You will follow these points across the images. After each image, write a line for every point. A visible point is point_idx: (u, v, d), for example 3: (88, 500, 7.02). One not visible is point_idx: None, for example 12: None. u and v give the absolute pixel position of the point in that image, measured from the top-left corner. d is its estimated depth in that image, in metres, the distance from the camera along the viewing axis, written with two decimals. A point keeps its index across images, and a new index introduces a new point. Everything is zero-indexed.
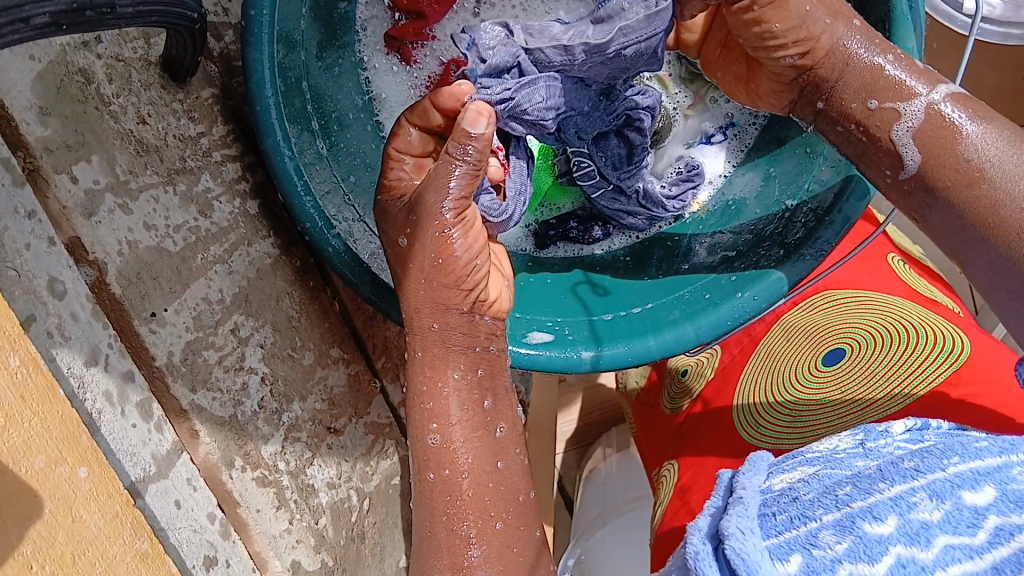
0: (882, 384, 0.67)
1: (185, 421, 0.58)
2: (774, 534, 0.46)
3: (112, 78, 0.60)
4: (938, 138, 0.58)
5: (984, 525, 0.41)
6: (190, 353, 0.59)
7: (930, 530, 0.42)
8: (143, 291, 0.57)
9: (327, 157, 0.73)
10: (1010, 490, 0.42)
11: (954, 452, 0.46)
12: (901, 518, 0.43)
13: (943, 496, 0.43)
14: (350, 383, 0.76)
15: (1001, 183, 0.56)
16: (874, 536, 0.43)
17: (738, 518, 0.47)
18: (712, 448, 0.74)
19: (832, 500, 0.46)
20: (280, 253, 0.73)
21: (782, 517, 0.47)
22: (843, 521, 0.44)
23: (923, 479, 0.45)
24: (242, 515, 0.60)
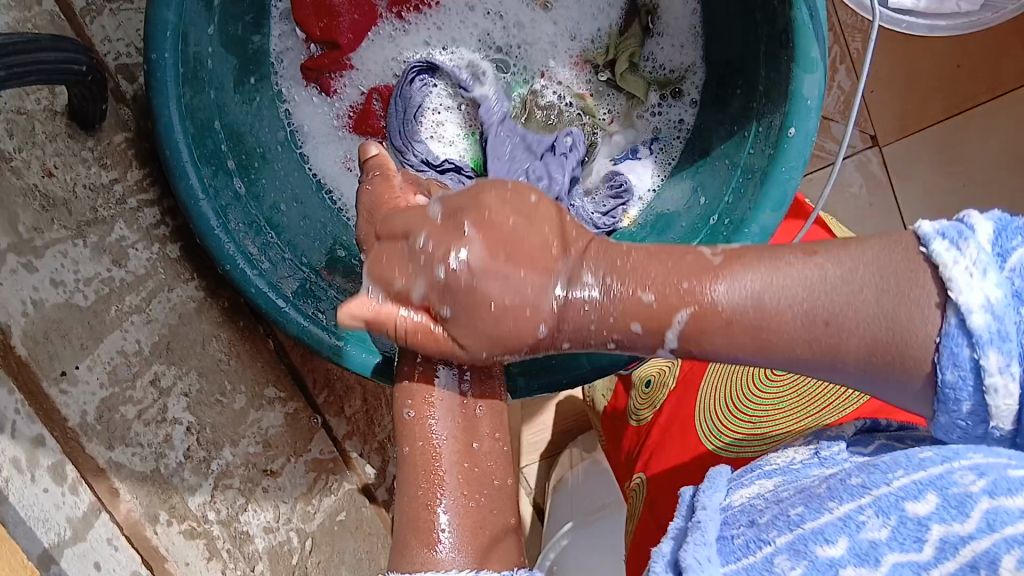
0: (837, 384, 0.66)
1: (104, 479, 0.56)
2: (733, 560, 0.46)
3: (12, 133, 0.59)
4: (687, 331, 0.43)
5: (928, 538, 0.39)
6: (106, 410, 0.58)
7: (878, 549, 0.40)
8: (52, 351, 0.56)
9: (246, 197, 0.71)
10: (951, 494, 0.39)
11: (898, 462, 0.44)
12: (850, 539, 0.41)
13: (888, 512, 0.41)
14: (287, 422, 0.75)
15: (783, 326, 0.41)
16: (825, 560, 0.42)
17: (694, 549, 0.47)
18: (676, 462, 0.72)
19: (785, 521, 0.45)
20: (205, 295, 0.72)
21: (739, 541, 0.47)
22: (796, 543, 0.43)
23: (871, 494, 0.43)
24: (171, 569, 0.60)
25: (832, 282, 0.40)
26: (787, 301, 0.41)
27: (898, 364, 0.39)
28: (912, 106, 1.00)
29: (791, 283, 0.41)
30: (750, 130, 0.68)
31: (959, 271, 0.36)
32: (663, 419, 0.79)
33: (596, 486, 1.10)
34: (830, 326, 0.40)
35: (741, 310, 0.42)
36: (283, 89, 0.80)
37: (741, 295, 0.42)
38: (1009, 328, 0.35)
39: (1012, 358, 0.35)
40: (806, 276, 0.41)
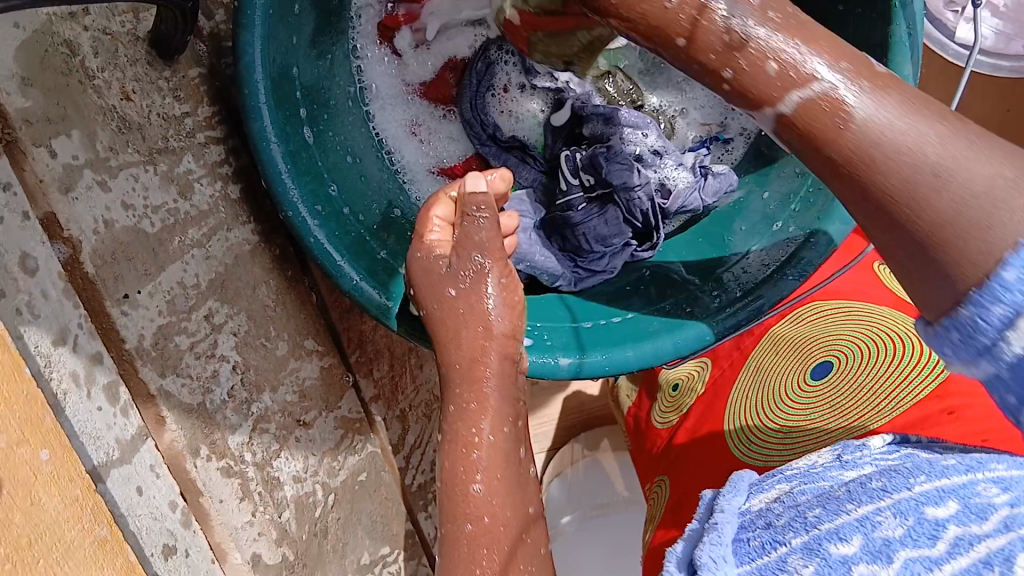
0: (870, 398, 0.66)
1: (152, 406, 0.57)
2: (748, 560, 0.50)
3: (98, 52, 0.59)
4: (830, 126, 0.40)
5: (944, 535, 0.43)
6: (161, 337, 0.58)
7: (894, 548, 0.44)
8: (118, 273, 0.56)
9: (313, 146, 0.71)
10: (970, 503, 0.44)
11: (920, 467, 0.48)
12: (866, 537, 0.45)
13: (907, 513, 0.45)
14: (322, 376, 0.75)
15: (880, 151, 0.39)
16: (839, 557, 0.45)
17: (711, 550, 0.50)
18: (700, 464, 0.73)
19: (802, 521, 0.49)
20: (259, 240, 0.72)
21: (754, 543, 0.50)
22: (810, 543, 0.47)
23: (890, 497, 0.46)
24: (205, 505, 0.59)
25: (961, 145, 0.38)
26: (927, 124, 0.39)
27: (990, 204, 0.37)
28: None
29: (933, 123, 0.39)
30: None
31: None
32: (688, 424, 0.79)
33: (600, 484, 1.10)
34: (942, 180, 0.38)
35: (882, 139, 0.39)
36: (357, 43, 0.79)
37: (884, 125, 0.39)
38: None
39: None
40: (944, 114, 0.40)
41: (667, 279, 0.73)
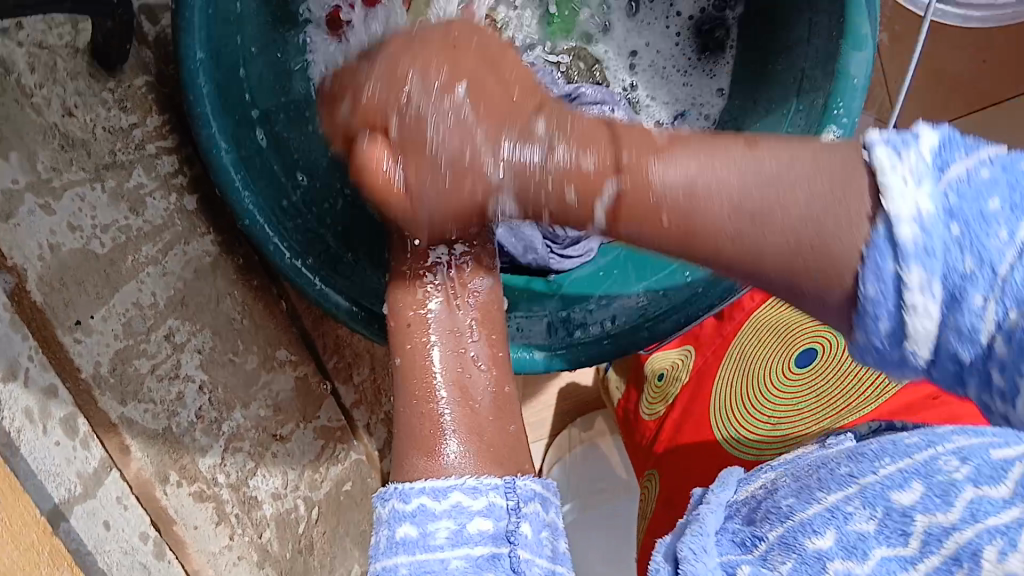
0: (854, 382, 0.65)
1: (116, 434, 0.54)
2: (733, 552, 0.46)
3: (35, 67, 0.56)
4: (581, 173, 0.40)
5: (914, 531, 0.37)
6: (120, 362, 0.55)
7: (866, 545, 0.39)
8: (68, 298, 0.53)
9: (266, 150, 0.69)
10: (948, 486, 0.37)
11: (886, 450, 0.43)
12: (839, 531, 0.40)
13: (875, 504, 0.40)
14: (297, 386, 0.73)
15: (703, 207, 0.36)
16: (813, 553, 0.41)
17: (691, 540, 0.48)
18: (689, 456, 0.71)
19: (779, 512, 0.45)
20: (220, 252, 0.69)
21: (737, 535, 0.47)
22: (786, 538, 0.43)
23: (859, 484, 0.42)
24: (179, 532, 0.56)
25: (767, 174, 0.35)
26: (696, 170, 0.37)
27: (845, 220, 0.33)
28: (936, 97, 0.99)
29: (733, 166, 0.36)
30: (789, 107, 0.67)
31: (894, 178, 0.31)
32: (674, 415, 0.77)
33: (596, 469, 1.07)
34: (750, 240, 0.35)
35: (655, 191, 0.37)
36: (309, 39, 0.76)
37: (677, 188, 0.37)
38: (937, 242, 0.30)
39: (937, 277, 0.30)
40: (708, 143, 0.38)
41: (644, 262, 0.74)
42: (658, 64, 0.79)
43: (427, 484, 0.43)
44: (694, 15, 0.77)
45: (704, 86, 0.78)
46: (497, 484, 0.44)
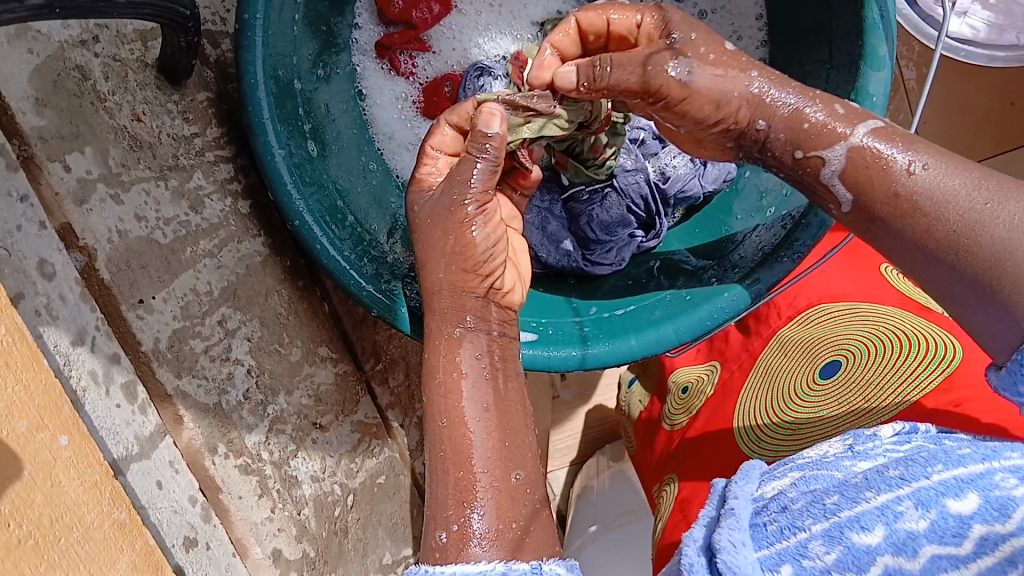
0: (876, 388, 0.64)
1: (169, 405, 0.59)
2: (767, 544, 0.47)
3: (108, 76, 0.62)
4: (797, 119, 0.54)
5: (969, 534, 0.41)
6: (176, 341, 0.60)
7: (918, 542, 0.42)
8: (132, 280, 0.58)
9: (317, 160, 0.74)
10: (994, 497, 0.41)
11: (936, 458, 0.46)
12: (887, 527, 0.43)
13: (928, 505, 0.43)
14: (337, 381, 0.77)
15: (929, 194, 0.48)
16: (862, 547, 0.43)
17: (728, 529, 0.48)
18: (712, 464, 0.73)
19: (820, 509, 0.47)
20: (270, 252, 0.74)
21: (772, 528, 0.48)
22: (832, 530, 0.45)
23: (908, 487, 0.44)
24: (223, 500, 0.61)
25: (990, 185, 0.46)
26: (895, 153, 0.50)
27: None
28: (966, 135, 1.01)
29: (972, 173, 0.47)
30: None
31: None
32: (698, 427, 0.78)
33: (623, 492, 1.07)
34: (977, 226, 0.45)
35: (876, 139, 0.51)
36: (355, 61, 0.83)
37: (943, 182, 0.48)
38: None
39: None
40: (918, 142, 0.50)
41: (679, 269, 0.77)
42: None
43: (459, 571, 0.44)
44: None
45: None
46: (525, 568, 0.45)
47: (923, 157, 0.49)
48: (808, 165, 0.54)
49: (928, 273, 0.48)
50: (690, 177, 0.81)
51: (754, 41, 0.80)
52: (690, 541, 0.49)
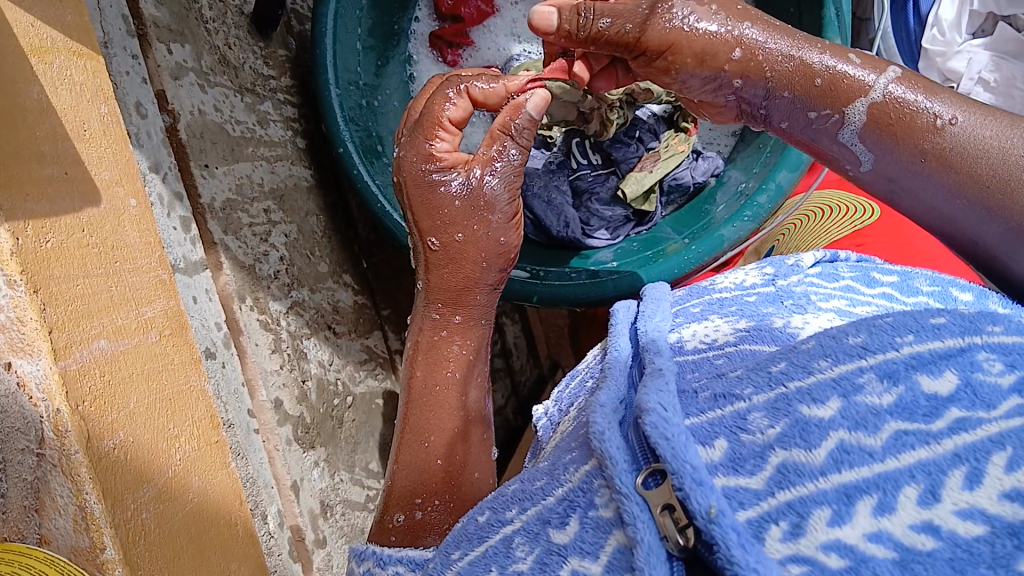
0: (799, 245, 0.83)
1: (214, 252, 0.69)
2: (698, 413, 0.37)
3: (212, 7, 0.76)
4: (917, 121, 0.50)
5: (944, 415, 0.32)
6: (228, 206, 0.72)
7: (880, 417, 0.33)
8: (202, 148, 0.71)
9: (366, 112, 0.87)
10: (976, 381, 0.33)
11: (907, 325, 0.37)
12: (845, 400, 0.34)
13: (896, 378, 0.34)
14: (354, 306, 0.88)
15: (964, 147, 0.48)
16: (813, 421, 0.34)
17: (660, 392, 0.38)
18: None
19: (764, 376, 0.37)
20: (315, 185, 0.86)
21: (705, 397, 0.38)
22: (777, 402, 0.35)
23: (873, 357, 0.35)
24: (244, 341, 0.70)
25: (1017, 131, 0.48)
26: (957, 185, 0.49)
27: None
28: None
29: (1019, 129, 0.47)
30: None
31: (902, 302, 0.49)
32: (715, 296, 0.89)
33: None
34: (1011, 179, 0.47)
35: (970, 145, 0.48)
36: (412, 49, 0.96)
37: (972, 133, 0.48)
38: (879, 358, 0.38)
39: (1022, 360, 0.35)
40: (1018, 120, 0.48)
41: (656, 238, 0.88)
42: None
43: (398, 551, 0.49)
44: None
45: (722, 136, 0.94)
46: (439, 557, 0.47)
47: (960, 112, 0.49)
48: (822, 121, 0.54)
49: (959, 217, 0.50)
50: (682, 169, 0.90)
51: None
52: (612, 417, 0.39)
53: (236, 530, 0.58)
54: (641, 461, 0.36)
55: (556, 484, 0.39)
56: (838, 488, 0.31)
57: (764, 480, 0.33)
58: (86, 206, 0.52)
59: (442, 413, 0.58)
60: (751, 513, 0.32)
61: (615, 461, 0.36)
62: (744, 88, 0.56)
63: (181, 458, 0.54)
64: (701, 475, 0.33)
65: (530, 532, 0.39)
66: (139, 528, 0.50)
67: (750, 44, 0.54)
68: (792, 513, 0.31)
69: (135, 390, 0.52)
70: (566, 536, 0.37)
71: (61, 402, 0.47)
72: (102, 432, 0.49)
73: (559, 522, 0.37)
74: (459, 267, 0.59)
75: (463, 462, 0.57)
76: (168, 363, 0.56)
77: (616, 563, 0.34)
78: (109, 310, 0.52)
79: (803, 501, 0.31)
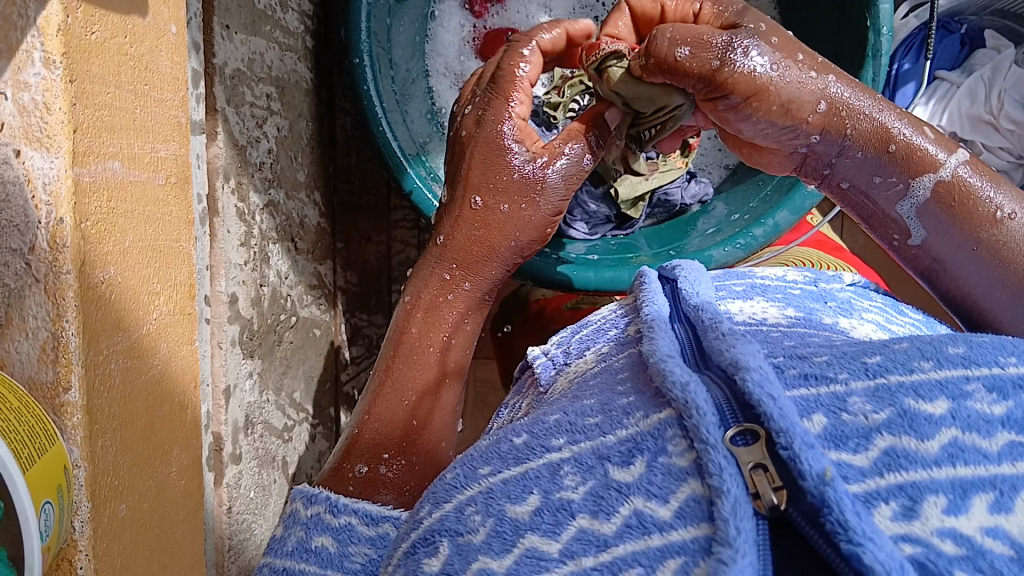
0: None
1: (214, 119, 0.62)
2: (797, 387, 0.37)
3: None
4: (978, 209, 0.52)
5: None
6: (237, 78, 0.65)
7: (992, 424, 0.33)
8: (227, 6, 0.64)
9: (385, 32, 0.82)
10: None
11: (1005, 348, 0.38)
12: (954, 402, 0.34)
13: (1006, 393, 0.34)
14: (317, 227, 0.82)
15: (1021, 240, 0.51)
16: (924, 414, 0.33)
17: (758, 356, 0.38)
18: None
19: (858, 365, 0.37)
20: (310, 89, 0.81)
21: (794, 372, 0.38)
22: (879, 391, 0.35)
23: (978, 369, 0.36)
24: (218, 223, 0.63)
25: None
26: (999, 279, 0.51)
27: None
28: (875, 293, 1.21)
29: None
30: None
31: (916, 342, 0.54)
32: None
33: None
34: None
35: None
36: None
37: None
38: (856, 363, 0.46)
39: None
40: None
41: (635, 243, 0.89)
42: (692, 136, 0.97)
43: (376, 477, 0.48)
44: None
45: (715, 165, 0.95)
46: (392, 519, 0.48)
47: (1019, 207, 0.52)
48: (890, 187, 0.54)
49: (991, 306, 0.52)
50: (675, 186, 0.91)
51: None
52: (686, 370, 0.39)
53: (186, 415, 0.52)
54: (731, 419, 0.35)
55: (617, 425, 0.38)
56: (953, 480, 0.31)
57: (871, 459, 0.33)
58: (134, 13, 0.46)
59: (427, 373, 0.63)
60: (858, 488, 0.32)
61: (703, 412, 0.35)
62: (819, 141, 0.55)
63: (156, 320, 0.48)
64: (811, 440, 0.33)
65: (583, 465, 0.37)
66: (105, 378, 0.44)
67: (836, 102, 0.54)
68: (903, 494, 0.31)
69: (133, 228, 0.46)
70: (629, 474, 0.35)
71: (67, 212, 0.40)
72: (95, 262, 0.43)
73: (621, 461, 0.36)
74: (488, 235, 0.65)
75: (434, 415, 0.62)
76: (165, 214, 0.49)
77: (690, 511, 0.33)
78: (130, 134, 0.45)
79: (917, 486, 0.31)
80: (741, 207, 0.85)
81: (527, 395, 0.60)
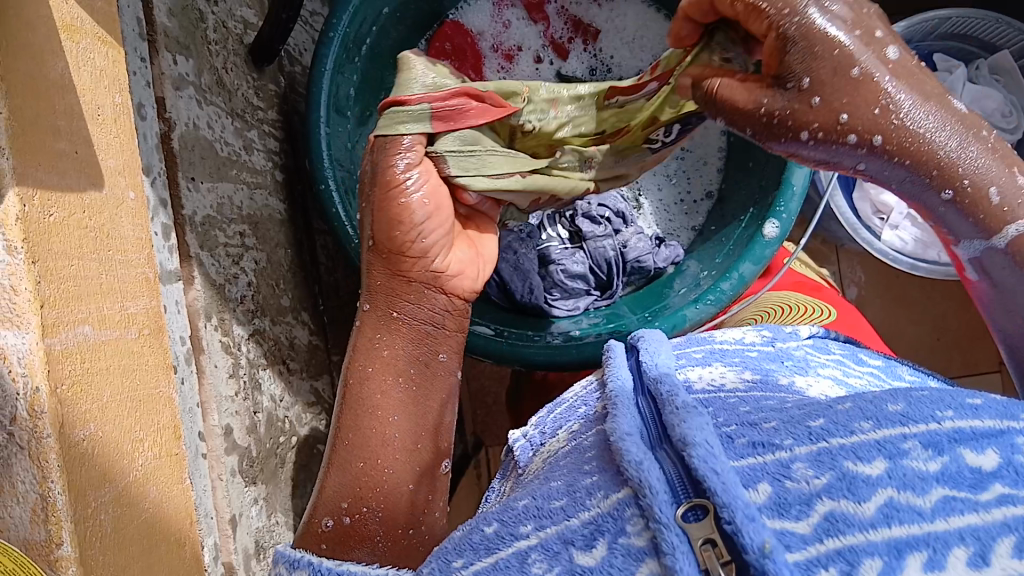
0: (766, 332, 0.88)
1: (188, 265, 0.67)
2: (740, 457, 0.39)
3: (216, 30, 0.76)
4: None
5: (989, 488, 0.35)
6: (207, 223, 0.70)
7: (926, 482, 0.36)
8: (190, 160, 0.69)
9: (349, 156, 0.87)
10: (1017, 462, 0.37)
11: (945, 401, 0.41)
12: (891, 462, 0.37)
13: (940, 448, 0.37)
14: (309, 346, 0.86)
15: None
16: (861, 476, 0.36)
17: (704, 429, 0.40)
18: None
19: (803, 431, 0.40)
20: (285, 219, 0.86)
21: (743, 442, 0.41)
22: (820, 455, 0.38)
23: (915, 426, 0.39)
24: (204, 361, 0.67)
25: None
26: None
27: None
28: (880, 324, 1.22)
29: None
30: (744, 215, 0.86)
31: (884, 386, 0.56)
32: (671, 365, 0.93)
33: None
34: None
35: None
36: None
37: None
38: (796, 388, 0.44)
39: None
40: None
41: (612, 311, 0.92)
42: (658, 202, 1.00)
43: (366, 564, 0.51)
44: (695, 200, 0.98)
45: (682, 228, 0.98)
46: None
47: None
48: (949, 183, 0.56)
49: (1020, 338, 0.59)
50: (646, 251, 0.94)
51: (716, 167, 0.97)
52: (643, 448, 0.41)
53: (184, 552, 0.55)
54: (681, 495, 0.37)
55: (580, 507, 0.40)
56: (888, 541, 0.33)
57: (811, 525, 0.35)
58: (90, 188, 0.51)
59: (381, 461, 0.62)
60: (799, 555, 0.34)
61: (655, 491, 0.37)
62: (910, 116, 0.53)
63: (143, 465, 0.52)
64: (751, 511, 0.35)
65: (549, 550, 0.39)
66: (97, 528, 0.47)
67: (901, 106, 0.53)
68: (842, 559, 0.33)
69: (109, 384, 0.49)
70: (593, 558, 0.37)
71: (42, 380, 0.44)
72: (75, 421, 0.46)
73: (584, 545, 0.38)
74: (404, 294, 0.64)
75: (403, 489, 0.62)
76: (142, 364, 0.53)
77: None
78: (97, 298, 0.50)
79: (854, 550, 0.33)
80: (708, 264, 0.88)
81: (508, 479, 0.61)
